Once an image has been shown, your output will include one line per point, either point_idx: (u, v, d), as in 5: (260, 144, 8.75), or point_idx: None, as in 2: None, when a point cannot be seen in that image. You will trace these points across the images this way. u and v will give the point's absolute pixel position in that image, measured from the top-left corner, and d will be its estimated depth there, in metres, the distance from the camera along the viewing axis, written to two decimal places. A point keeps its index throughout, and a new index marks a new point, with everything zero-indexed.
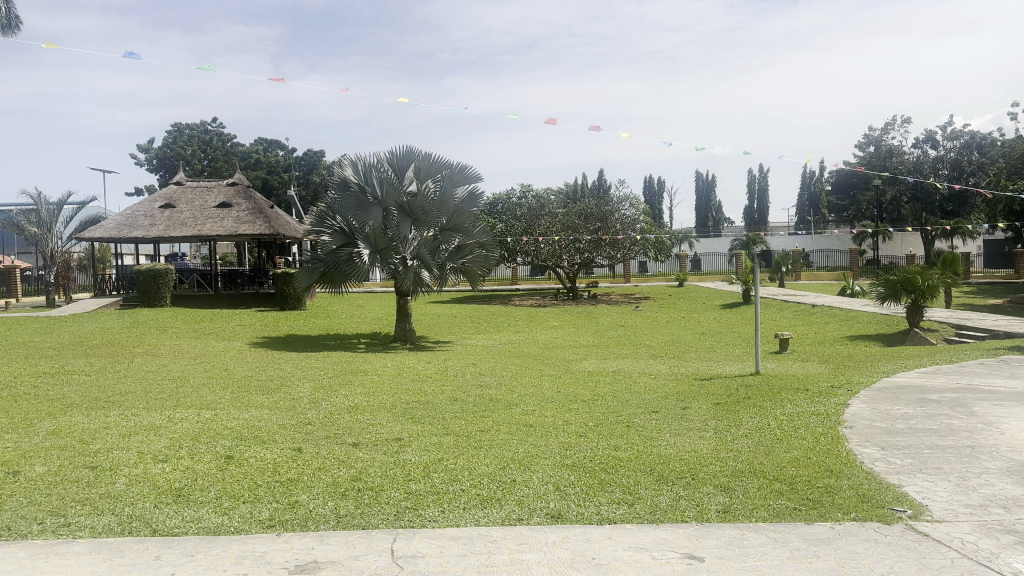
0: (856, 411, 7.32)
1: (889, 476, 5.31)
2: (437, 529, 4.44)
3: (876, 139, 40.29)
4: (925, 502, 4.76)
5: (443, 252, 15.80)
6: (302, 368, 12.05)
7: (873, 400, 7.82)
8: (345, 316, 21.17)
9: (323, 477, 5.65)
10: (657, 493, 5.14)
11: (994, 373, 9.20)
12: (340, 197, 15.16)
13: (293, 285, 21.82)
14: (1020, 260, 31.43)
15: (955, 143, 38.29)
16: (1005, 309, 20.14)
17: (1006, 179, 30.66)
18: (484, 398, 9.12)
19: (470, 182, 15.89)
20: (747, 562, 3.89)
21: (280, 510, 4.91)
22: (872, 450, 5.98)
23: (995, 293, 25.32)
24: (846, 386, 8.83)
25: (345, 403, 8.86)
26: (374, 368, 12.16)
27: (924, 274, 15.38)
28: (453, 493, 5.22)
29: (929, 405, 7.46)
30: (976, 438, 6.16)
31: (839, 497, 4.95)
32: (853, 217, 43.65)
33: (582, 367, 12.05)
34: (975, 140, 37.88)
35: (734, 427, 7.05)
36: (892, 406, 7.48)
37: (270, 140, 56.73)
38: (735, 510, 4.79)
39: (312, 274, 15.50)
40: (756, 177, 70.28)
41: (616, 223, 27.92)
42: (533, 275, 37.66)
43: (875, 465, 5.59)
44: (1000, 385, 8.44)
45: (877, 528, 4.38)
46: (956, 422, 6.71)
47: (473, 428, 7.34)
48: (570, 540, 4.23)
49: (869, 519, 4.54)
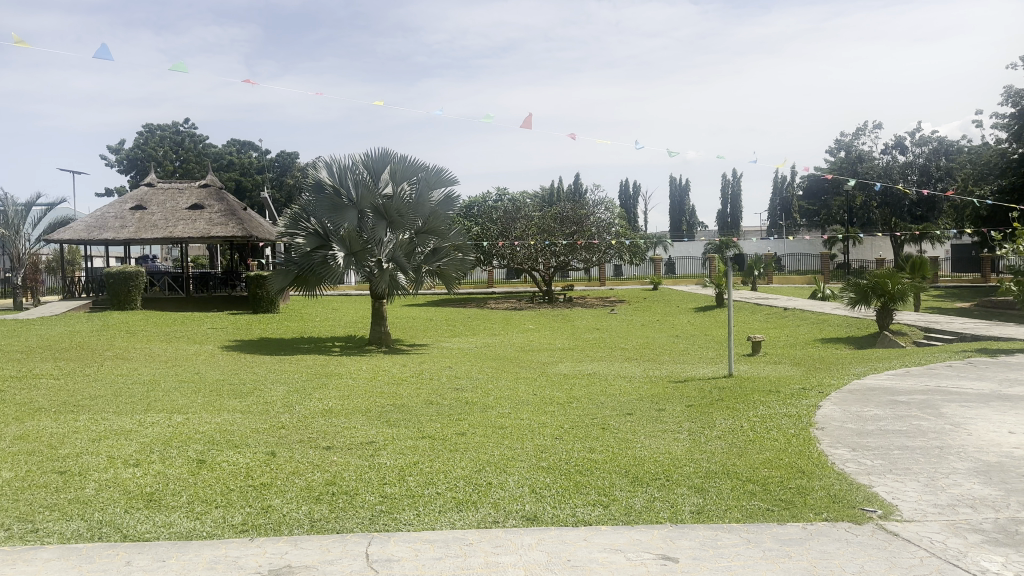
0: (828, 413, 7.43)
1: (859, 477, 5.39)
2: (413, 532, 4.43)
3: (847, 145, 40.90)
4: (895, 503, 4.84)
5: (419, 254, 15.74)
6: (276, 372, 11.94)
7: (844, 402, 7.93)
8: (319, 319, 21.02)
9: (297, 481, 5.60)
10: (631, 495, 5.16)
11: (962, 375, 9.38)
12: (314, 199, 15.09)
13: (266, 287, 21.61)
14: (986, 264, 32.11)
15: (924, 149, 39.00)
16: (972, 312, 20.56)
17: (973, 185, 31.30)
18: (460, 401, 9.11)
19: (446, 186, 15.91)
20: (721, 562, 3.93)
21: (252, 515, 4.85)
22: (843, 451, 6.07)
23: (962, 297, 25.84)
24: (817, 388, 8.94)
25: (320, 407, 8.80)
26: (349, 371, 12.08)
27: (894, 279, 15.63)
28: (429, 496, 5.20)
29: (898, 407, 7.58)
30: (944, 439, 6.28)
31: (811, 497, 5.01)
32: (824, 222, 44.29)
33: (558, 369, 12.08)
34: (943, 147, 38.64)
35: (707, 428, 7.11)
36: (863, 407, 7.60)
37: (243, 141, 56.27)
38: (709, 510, 4.83)
39: (285, 276, 15.37)
40: (728, 181, 71.08)
41: (591, 227, 28.05)
42: (509, 278, 37.69)
43: (846, 465, 5.68)
44: (967, 387, 8.60)
45: (847, 528, 4.44)
46: (925, 424, 6.83)
47: (449, 432, 7.33)
48: (546, 542, 4.24)
49: (840, 519, 4.60)
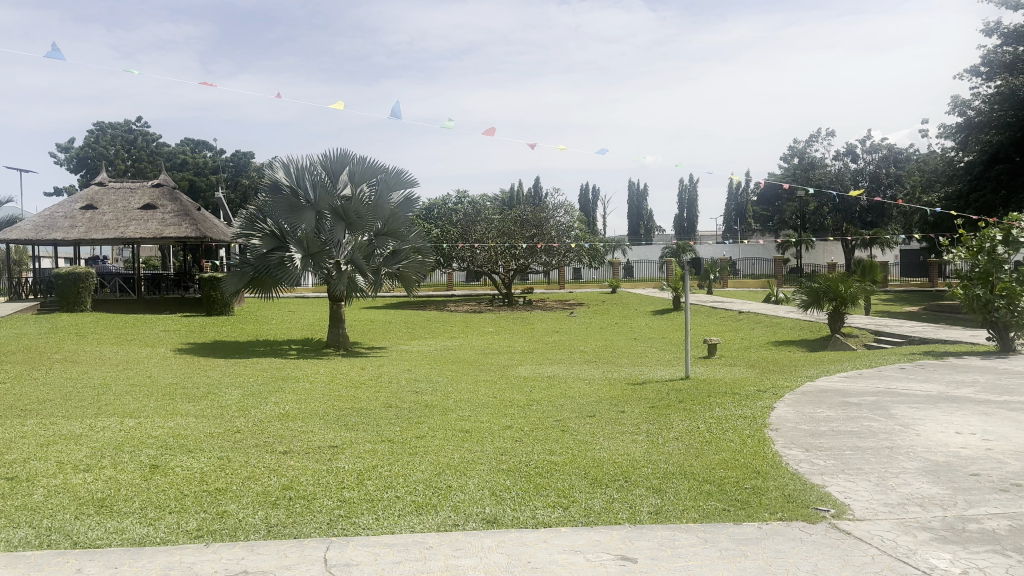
0: (781, 414, 7.57)
1: (812, 477, 5.50)
2: (371, 537, 4.39)
3: (800, 152, 41.71)
4: (847, 502, 4.95)
5: (377, 257, 15.59)
6: (231, 375, 11.73)
7: (797, 404, 8.10)
8: (276, 322, 20.71)
9: (253, 486, 5.51)
10: (591, 496, 5.20)
11: (909, 377, 9.65)
12: (271, 199, 14.89)
13: (221, 290, 21.22)
14: (933, 269, 33.10)
15: (874, 156, 39.94)
16: (919, 315, 21.18)
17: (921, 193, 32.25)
18: (419, 404, 9.05)
19: (405, 188, 15.82)
20: (678, 562, 3.97)
21: (207, 520, 4.76)
22: (796, 452, 6.19)
23: (910, 301, 26.60)
24: (772, 390, 9.10)
25: (276, 411, 8.66)
26: (306, 375, 11.91)
27: (845, 283, 15.99)
28: (388, 500, 5.16)
29: (849, 408, 7.76)
30: (893, 439, 6.44)
31: (765, 497, 5.10)
32: (778, 226, 45.22)
33: (518, 372, 12.09)
34: (892, 154, 39.64)
35: (665, 430, 7.19)
36: (815, 409, 7.77)
37: (198, 141, 55.28)
38: (667, 511, 4.89)
39: (240, 278, 15.11)
40: (685, 186, 72.07)
41: (551, 231, 28.14)
42: (469, 281, 37.66)
43: (800, 466, 5.79)
44: (915, 389, 8.85)
45: (801, 527, 4.53)
46: (875, 424, 7.01)
47: (409, 435, 7.29)
48: (506, 544, 4.24)
49: (794, 518, 4.69)
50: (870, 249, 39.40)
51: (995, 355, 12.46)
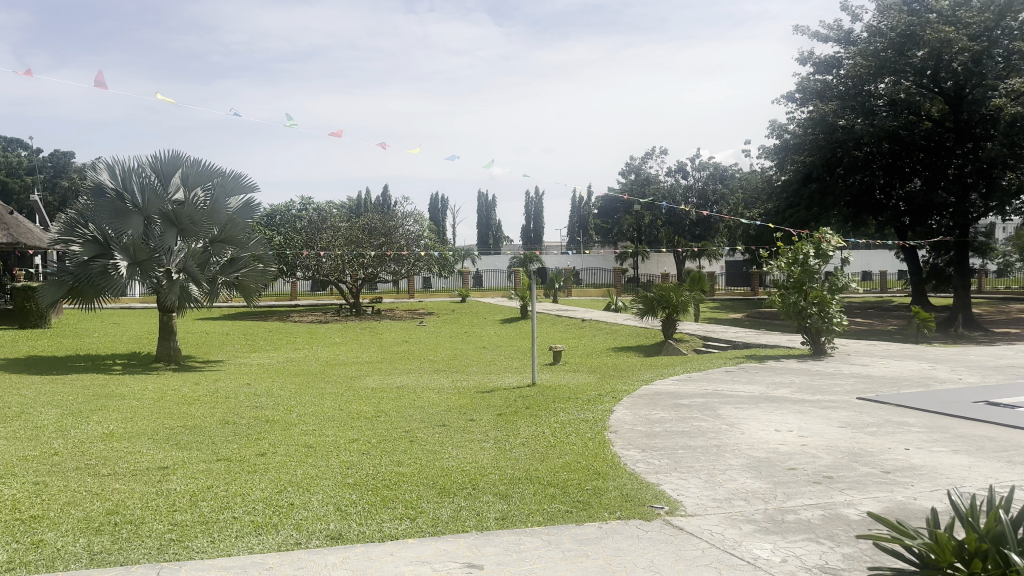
0: (620, 417, 7.94)
1: (648, 476, 5.80)
2: (206, 560, 4.13)
3: (637, 168, 44.05)
4: (680, 499, 5.27)
5: (214, 264, 14.80)
6: (45, 393, 10.67)
7: (635, 406, 8.52)
8: (99, 335, 19.14)
9: (73, 512, 5.04)
10: (438, 506, 5.19)
11: (734, 379, 10.45)
12: (93, 203, 13.75)
13: (35, 300, 19.32)
14: (754, 278, 36.08)
15: (703, 173, 42.88)
16: (742, 322, 23.01)
17: (744, 208, 35.19)
18: (260, 420, 8.64)
19: (244, 192, 15.18)
20: (523, 566, 4.05)
21: (18, 552, 4.30)
22: (634, 452, 6.51)
23: (734, 309, 28.90)
24: (612, 393, 9.53)
25: (100, 430, 7.98)
26: (134, 391, 11.06)
27: (678, 291, 17.00)
28: (225, 520, 4.90)
29: (681, 410, 8.28)
30: (720, 438, 6.94)
31: (606, 497, 5.32)
32: (617, 238, 47.64)
33: (366, 383, 11.88)
34: (719, 172, 42.70)
35: (511, 436, 7.33)
36: (651, 411, 8.22)
37: (10, 139, 50.26)
38: (513, 516, 4.98)
39: (58, 288, 13.87)
40: (530, 199, 74.09)
41: (400, 239, 28.02)
42: (315, 290, 36.64)
43: (636, 465, 6.10)
44: (739, 390, 9.59)
45: (638, 525, 4.77)
46: (705, 424, 7.52)
47: (249, 452, 6.95)
48: (352, 559, 4.15)
49: (631, 516, 4.93)
50: (699, 260, 42.40)
51: (807, 358, 13.74)
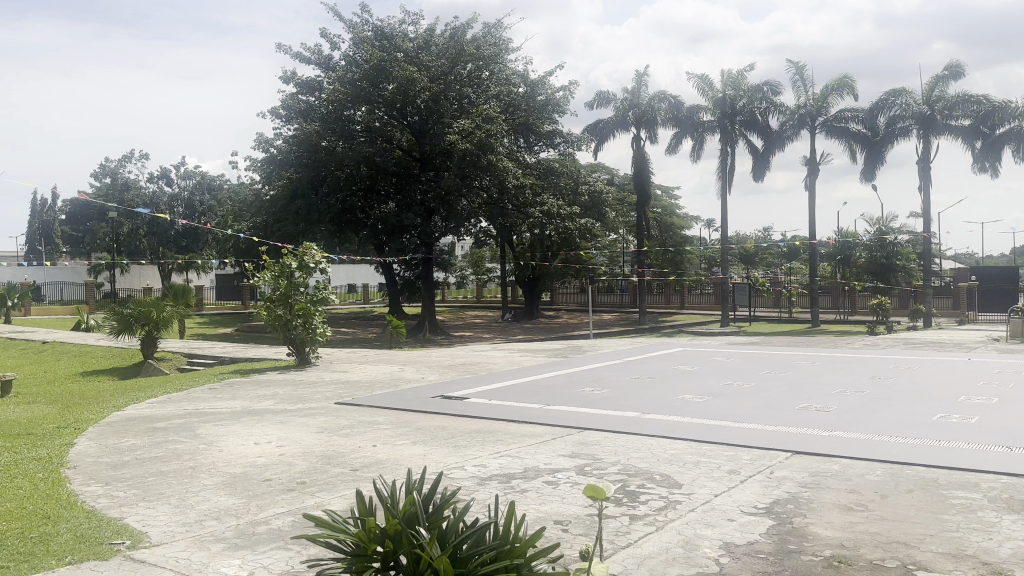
0: (82, 450, 7.02)
1: (110, 511, 5.23)
2: None
3: (111, 171, 40.15)
4: (145, 530, 4.86)
5: None
6: None
7: (101, 437, 7.64)
8: None
9: None
10: None
11: (218, 396, 10.16)
12: None
13: None
14: (248, 292, 35.96)
15: (187, 183, 41.61)
16: (234, 336, 22.69)
17: (236, 221, 34.98)
18: None
19: None
20: None
21: None
22: (95, 487, 5.81)
23: (227, 323, 28.38)
24: (73, 425, 8.40)
25: None
26: None
27: (158, 307, 16.07)
28: None
29: (156, 434, 7.70)
30: (197, 458, 6.65)
31: (54, 544, 4.62)
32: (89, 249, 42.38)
33: None
34: (205, 182, 41.91)
35: None
36: (119, 440, 7.46)
37: None
38: None
39: None
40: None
41: None
42: None
43: (97, 502, 5.45)
44: (222, 406, 9.37)
45: (91, 567, 4.24)
46: (181, 446, 7.12)
47: None
48: None
49: (84, 559, 4.36)
50: (187, 274, 40.43)
51: (294, 369, 14.27)
